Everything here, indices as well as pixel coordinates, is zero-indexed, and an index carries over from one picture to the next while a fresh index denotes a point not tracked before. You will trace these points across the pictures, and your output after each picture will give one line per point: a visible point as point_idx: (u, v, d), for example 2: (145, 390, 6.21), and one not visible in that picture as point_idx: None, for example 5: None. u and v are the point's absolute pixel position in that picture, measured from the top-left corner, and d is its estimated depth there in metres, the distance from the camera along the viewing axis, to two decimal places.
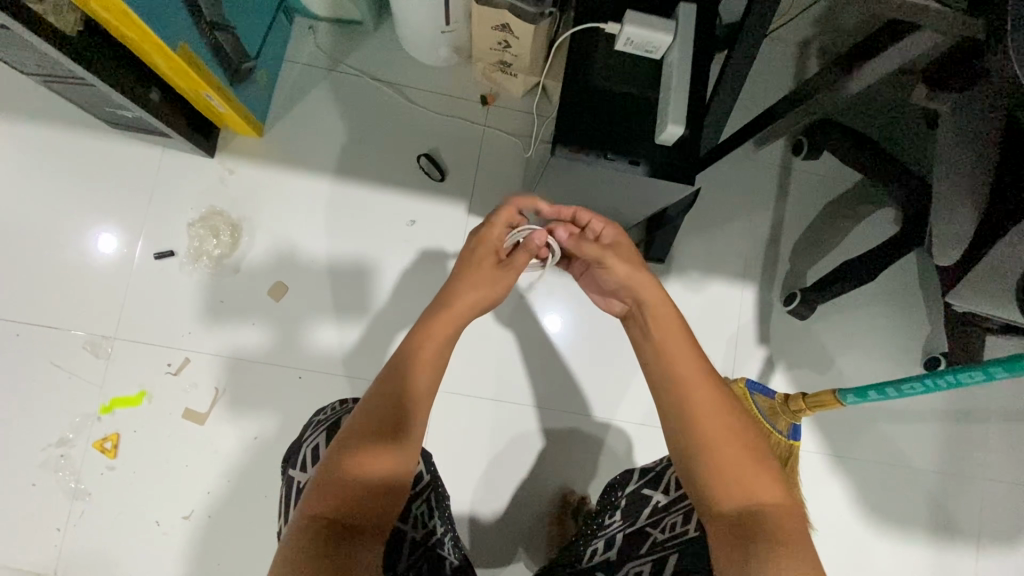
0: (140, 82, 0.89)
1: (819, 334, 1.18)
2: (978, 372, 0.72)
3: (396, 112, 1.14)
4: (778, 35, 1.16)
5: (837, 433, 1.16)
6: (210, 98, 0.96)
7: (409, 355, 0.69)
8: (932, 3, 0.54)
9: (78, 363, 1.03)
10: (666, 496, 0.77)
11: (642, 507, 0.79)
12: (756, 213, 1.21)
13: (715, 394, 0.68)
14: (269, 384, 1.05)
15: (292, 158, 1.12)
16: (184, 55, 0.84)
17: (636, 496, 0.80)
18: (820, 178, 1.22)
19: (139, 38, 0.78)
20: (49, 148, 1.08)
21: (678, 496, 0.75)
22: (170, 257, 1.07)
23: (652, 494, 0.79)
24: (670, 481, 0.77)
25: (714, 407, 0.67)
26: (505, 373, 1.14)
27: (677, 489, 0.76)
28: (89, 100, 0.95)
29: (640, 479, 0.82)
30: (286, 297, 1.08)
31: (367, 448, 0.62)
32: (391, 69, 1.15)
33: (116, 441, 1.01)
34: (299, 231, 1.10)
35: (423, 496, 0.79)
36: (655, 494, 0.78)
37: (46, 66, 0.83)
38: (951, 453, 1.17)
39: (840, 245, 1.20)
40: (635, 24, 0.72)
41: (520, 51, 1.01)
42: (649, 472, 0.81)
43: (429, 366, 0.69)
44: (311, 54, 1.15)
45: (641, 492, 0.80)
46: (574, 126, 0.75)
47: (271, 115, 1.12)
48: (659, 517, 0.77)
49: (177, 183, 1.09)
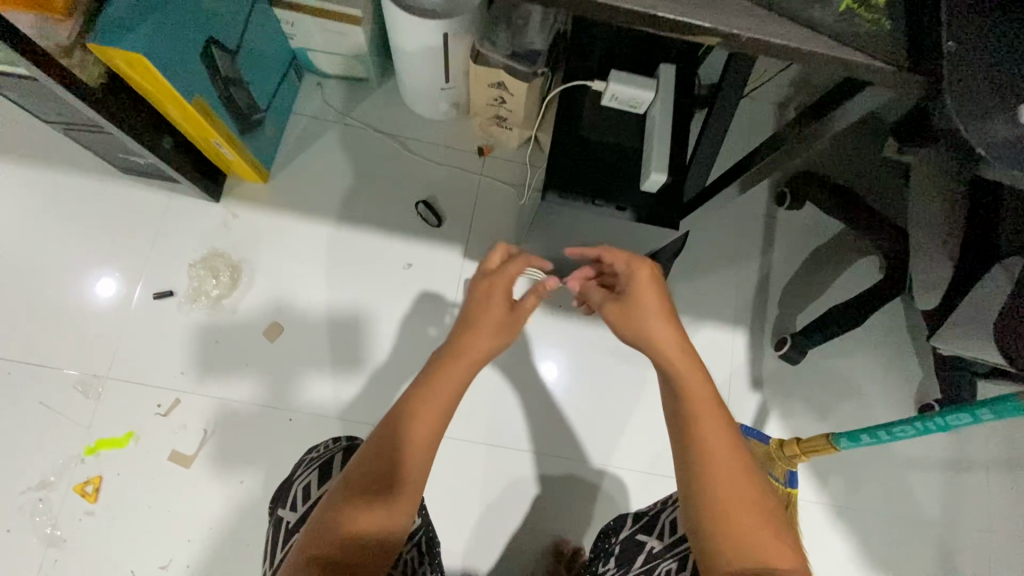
0: (155, 131, 0.94)
1: (811, 380, 1.19)
2: (964, 415, 0.72)
3: (397, 161, 1.19)
4: (756, 94, 1.24)
5: (835, 482, 1.13)
6: (220, 146, 1.01)
7: (417, 396, 0.65)
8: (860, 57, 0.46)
9: (67, 403, 1.02)
10: (661, 542, 0.72)
11: (637, 553, 0.74)
12: (744, 260, 1.24)
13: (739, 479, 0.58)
14: (258, 424, 1.04)
15: (295, 203, 1.15)
16: (199, 107, 0.89)
17: (631, 542, 0.76)
18: (805, 226, 1.27)
19: (158, 91, 0.83)
20: (58, 192, 1.12)
21: (673, 541, 0.70)
22: (169, 297, 1.09)
23: (647, 540, 0.74)
24: (665, 525, 0.73)
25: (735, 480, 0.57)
26: (499, 418, 1.13)
27: (673, 533, 0.71)
28: (104, 148, 0.99)
29: (635, 523, 0.78)
30: (282, 338, 1.09)
31: (363, 502, 0.58)
32: (394, 122, 1.21)
33: (97, 485, 0.99)
34: (298, 275, 1.12)
35: (414, 540, 0.75)
36: (650, 539, 0.74)
37: (66, 115, 0.87)
38: (953, 503, 1.15)
39: (825, 292, 1.23)
40: (619, 82, 0.77)
41: (514, 106, 1.06)
42: (644, 517, 0.78)
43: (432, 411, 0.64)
44: (318, 107, 1.21)
45: (636, 538, 0.75)
46: (566, 175, 0.80)
47: (276, 163, 1.17)
48: (652, 564, 0.71)
49: (181, 226, 1.13)
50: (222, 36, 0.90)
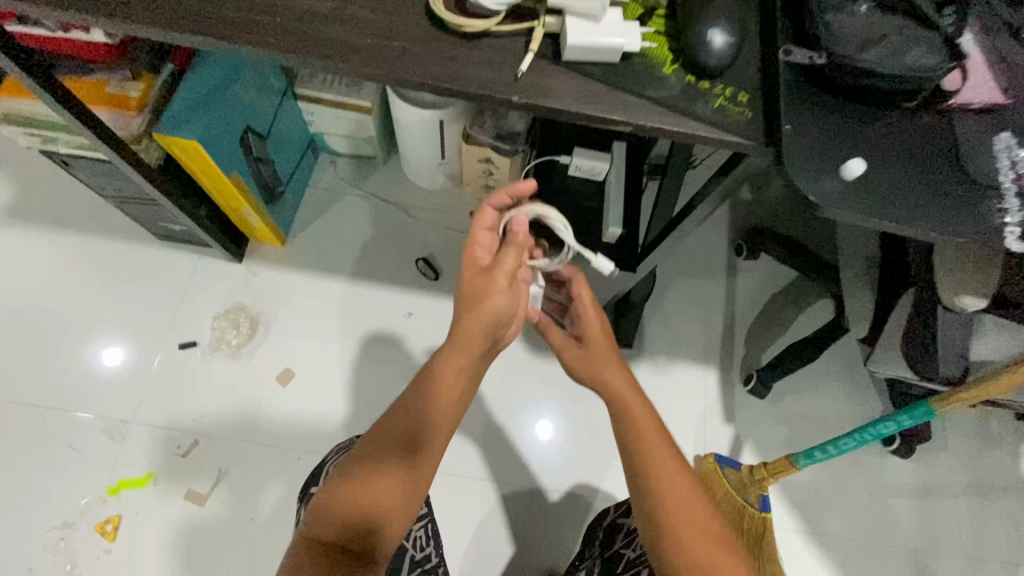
0: (194, 202, 1.10)
1: (780, 412, 1.29)
2: (892, 423, 0.83)
3: (399, 225, 1.36)
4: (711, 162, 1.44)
5: (809, 507, 1.21)
6: (247, 214, 1.18)
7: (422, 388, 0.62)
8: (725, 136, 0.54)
9: (93, 447, 1.11)
10: (632, 519, 0.82)
11: (618, 532, 0.83)
12: (711, 304, 1.38)
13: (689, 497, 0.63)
14: (268, 464, 1.13)
15: (309, 262, 1.30)
16: (235, 181, 1.06)
17: (613, 526, 0.85)
18: (764, 273, 1.42)
19: (203, 168, 1.00)
20: (98, 255, 1.26)
21: None
22: (193, 347, 1.21)
23: (626, 520, 0.83)
24: None
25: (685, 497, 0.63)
26: (492, 454, 1.21)
27: None
28: (147, 217, 1.15)
29: (616, 510, 0.87)
30: (293, 383, 1.20)
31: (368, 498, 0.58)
32: (397, 191, 1.39)
33: (117, 523, 1.06)
34: (310, 324, 1.25)
35: (426, 519, 0.82)
36: (628, 519, 0.83)
37: (123, 190, 1.04)
38: (922, 528, 1.22)
39: (786, 332, 1.36)
40: (582, 156, 0.94)
41: (500, 176, 1.24)
42: (625, 502, 0.87)
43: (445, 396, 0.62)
44: (330, 180, 1.39)
45: (617, 521, 0.85)
46: (543, 231, 0.96)
47: (293, 228, 1.33)
48: (631, 538, 0.80)
49: (206, 284, 1.26)
50: (258, 124, 1.08)
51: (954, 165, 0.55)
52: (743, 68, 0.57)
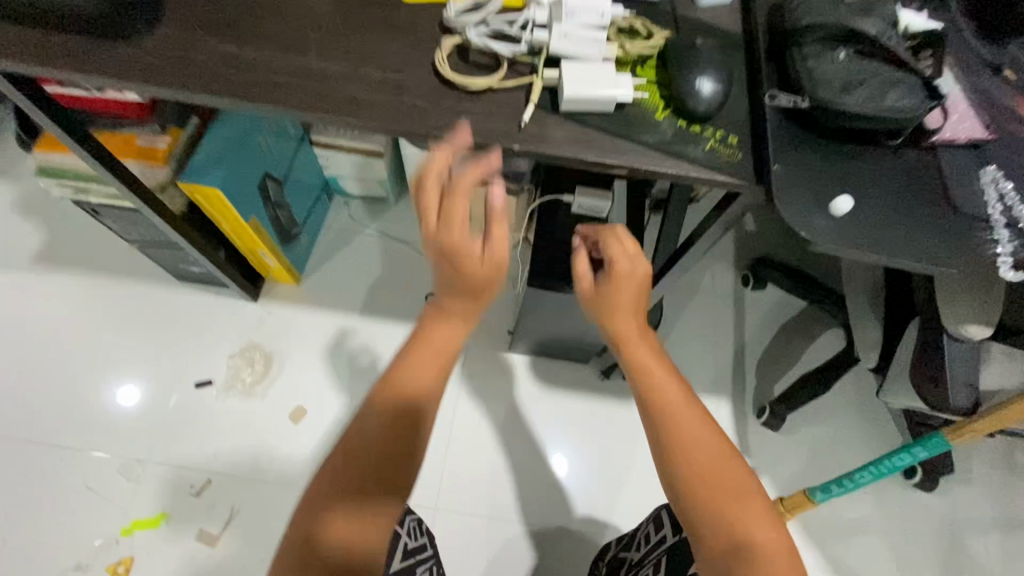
0: (213, 246, 1.15)
1: (794, 445, 1.27)
2: (905, 453, 0.82)
3: (410, 262, 1.40)
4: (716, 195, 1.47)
5: (828, 544, 1.18)
6: (265, 256, 1.23)
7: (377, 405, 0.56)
8: (722, 179, 0.57)
9: (108, 486, 1.13)
10: (638, 553, 0.81)
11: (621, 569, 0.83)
12: (720, 334, 1.38)
13: (709, 444, 0.58)
14: (277, 502, 1.14)
15: (321, 300, 1.34)
16: (253, 225, 1.11)
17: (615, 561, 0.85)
18: (773, 303, 1.42)
19: (222, 214, 1.05)
20: (121, 296, 1.31)
21: (646, 551, 0.78)
22: (208, 385, 1.23)
23: (627, 556, 0.83)
24: (640, 538, 0.82)
25: (706, 447, 0.57)
26: (503, 490, 1.20)
27: (645, 544, 0.80)
28: (169, 260, 1.20)
29: (618, 544, 0.88)
30: (305, 420, 1.21)
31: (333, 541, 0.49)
32: (406, 230, 1.43)
33: (128, 565, 1.07)
34: (324, 362, 1.27)
35: (428, 564, 0.81)
36: (629, 554, 0.83)
37: (148, 235, 1.09)
38: (950, 565, 1.18)
39: (797, 362, 1.36)
40: (581, 196, 0.98)
41: (507, 214, 1.27)
42: (625, 537, 0.88)
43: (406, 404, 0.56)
44: (344, 220, 1.44)
45: (619, 556, 0.84)
46: (551, 267, 0.98)
47: (308, 268, 1.38)
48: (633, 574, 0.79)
49: (223, 323, 1.30)
50: (275, 170, 1.13)
51: (942, 200, 0.56)
52: (733, 112, 0.60)
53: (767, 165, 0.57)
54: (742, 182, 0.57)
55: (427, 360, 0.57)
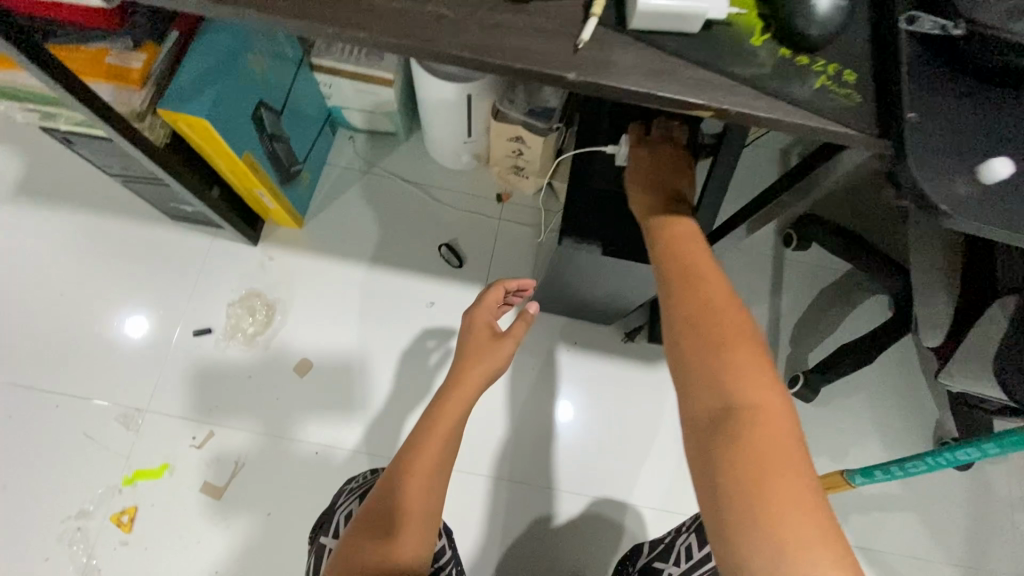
0: (204, 183, 1.03)
1: (825, 417, 1.20)
2: (973, 449, 0.73)
3: (420, 207, 1.28)
4: (761, 142, 1.31)
5: (854, 519, 1.14)
6: (262, 196, 1.11)
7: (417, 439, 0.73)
8: (841, 129, 0.45)
9: (108, 436, 1.08)
10: (677, 568, 0.75)
11: None
12: (754, 298, 1.28)
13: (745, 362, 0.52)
14: (282, 457, 1.09)
15: (325, 246, 1.24)
16: (246, 161, 0.98)
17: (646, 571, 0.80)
18: (814, 265, 1.31)
19: (210, 147, 0.92)
20: (111, 236, 1.21)
21: (689, 566, 0.73)
22: (208, 334, 1.16)
23: (663, 568, 0.77)
24: (679, 551, 0.76)
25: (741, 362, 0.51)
26: (518, 452, 1.15)
27: (687, 558, 0.74)
28: (157, 198, 1.09)
29: (650, 553, 0.82)
30: (310, 373, 1.14)
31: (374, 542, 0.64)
32: (417, 171, 1.30)
33: (132, 515, 1.04)
34: (330, 313, 1.19)
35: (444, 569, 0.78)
36: (665, 566, 0.77)
37: (130, 170, 0.98)
38: (981, 545, 1.13)
39: (836, 330, 1.26)
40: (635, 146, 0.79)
41: (531, 157, 1.15)
42: (658, 546, 0.81)
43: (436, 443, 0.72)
44: (349, 157, 1.31)
45: (652, 567, 0.79)
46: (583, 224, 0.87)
47: (311, 209, 1.26)
48: None
49: (221, 268, 1.21)
50: (270, 98, 0.99)
51: None
52: (851, 42, 0.48)
53: (897, 112, 0.44)
54: (866, 133, 0.45)
55: (463, 393, 0.77)
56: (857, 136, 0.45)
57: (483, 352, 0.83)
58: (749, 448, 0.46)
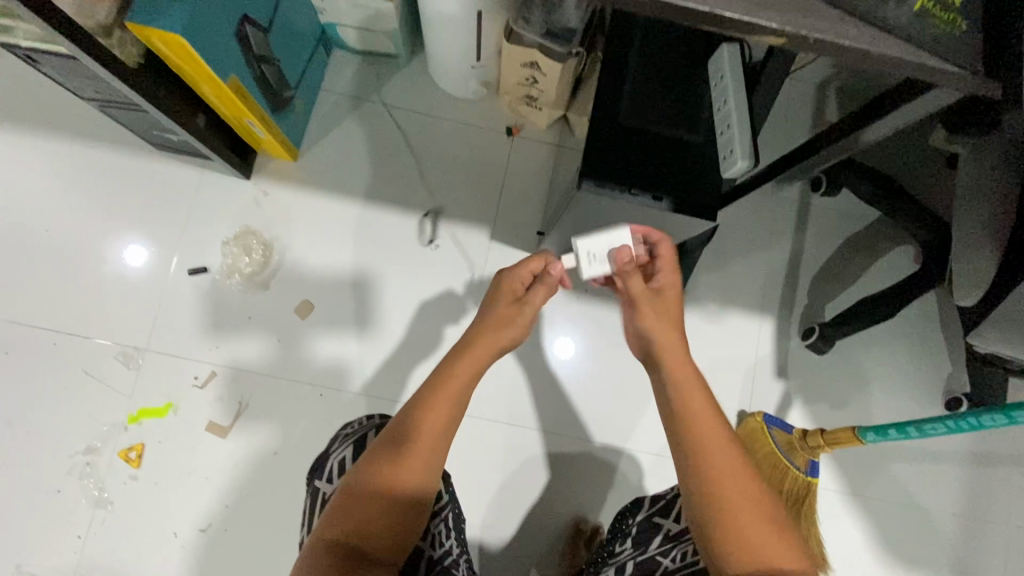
0: (187, 110, 0.94)
1: (837, 370, 1.18)
2: (1000, 415, 0.71)
3: (424, 140, 1.18)
4: (799, 75, 1.19)
5: (856, 468, 1.14)
6: (252, 126, 1.02)
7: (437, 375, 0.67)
8: (948, 65, 0.44)
9: (109, 374, 1.07)
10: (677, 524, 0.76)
11: (653, 535, 0.77)
12: (773, 247, 1.22)
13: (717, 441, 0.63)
14: (285, 398, 1.08)
15: (323, 181, 1.16)
16: (234, 86, 0.88)
17: (648, 524, 0.79)
18: (840, 213, 1.23)
19: (192, 70, 0.83)
20: (95, 166, 1.14)
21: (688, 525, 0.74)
22: (204, 273, 1.11)
23: (663, 522, 0.77)
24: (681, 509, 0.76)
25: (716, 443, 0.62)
26: (523, 398, 1.13)
27: None
28: (139, 125, 1.01)
29: (650, 506, 0.80)
30: (312, 316, 1.11)
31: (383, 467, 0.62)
32: (420, 100, 1.20)
33: (140, 451, 1.04)
34: (329, 254, 1.13)
35: (441, 515, 0.77)
36: (666, 522, 0.77)
37: (105, 94, 0.88)
38: (976, 496, 1.14)
39: (857, 281, 1.21)
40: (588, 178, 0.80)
41: (546, 87, 1.05)
42: (660, 500, 0.80)
43: (452, 398, 0.65)
44: (345, 83, 1.19)
45: (652, 520, 0.78)
46: (605, 164, 0.78)
47: (307, 141, 1.17)
48: (670, 545, 0.75)
49: (213, 203, 1.14)
50: (255, 13, 0.88)
51: None
52: None
53: None
54: (967, 70, 0.45)
55: (484, 350, 0.69)
56: (959, 72, 0.45)
57: (507, 319, 0.72)
58: (723, 508, 0.60)
